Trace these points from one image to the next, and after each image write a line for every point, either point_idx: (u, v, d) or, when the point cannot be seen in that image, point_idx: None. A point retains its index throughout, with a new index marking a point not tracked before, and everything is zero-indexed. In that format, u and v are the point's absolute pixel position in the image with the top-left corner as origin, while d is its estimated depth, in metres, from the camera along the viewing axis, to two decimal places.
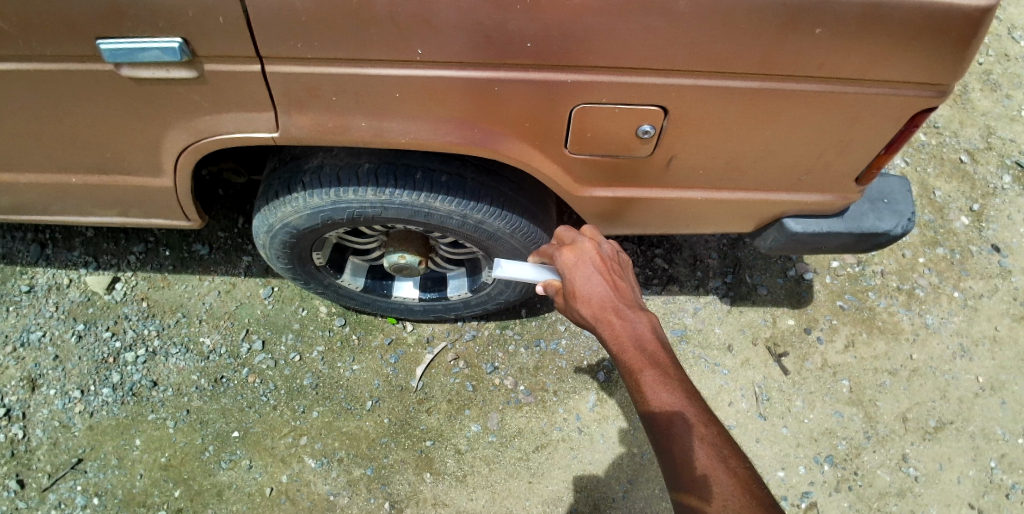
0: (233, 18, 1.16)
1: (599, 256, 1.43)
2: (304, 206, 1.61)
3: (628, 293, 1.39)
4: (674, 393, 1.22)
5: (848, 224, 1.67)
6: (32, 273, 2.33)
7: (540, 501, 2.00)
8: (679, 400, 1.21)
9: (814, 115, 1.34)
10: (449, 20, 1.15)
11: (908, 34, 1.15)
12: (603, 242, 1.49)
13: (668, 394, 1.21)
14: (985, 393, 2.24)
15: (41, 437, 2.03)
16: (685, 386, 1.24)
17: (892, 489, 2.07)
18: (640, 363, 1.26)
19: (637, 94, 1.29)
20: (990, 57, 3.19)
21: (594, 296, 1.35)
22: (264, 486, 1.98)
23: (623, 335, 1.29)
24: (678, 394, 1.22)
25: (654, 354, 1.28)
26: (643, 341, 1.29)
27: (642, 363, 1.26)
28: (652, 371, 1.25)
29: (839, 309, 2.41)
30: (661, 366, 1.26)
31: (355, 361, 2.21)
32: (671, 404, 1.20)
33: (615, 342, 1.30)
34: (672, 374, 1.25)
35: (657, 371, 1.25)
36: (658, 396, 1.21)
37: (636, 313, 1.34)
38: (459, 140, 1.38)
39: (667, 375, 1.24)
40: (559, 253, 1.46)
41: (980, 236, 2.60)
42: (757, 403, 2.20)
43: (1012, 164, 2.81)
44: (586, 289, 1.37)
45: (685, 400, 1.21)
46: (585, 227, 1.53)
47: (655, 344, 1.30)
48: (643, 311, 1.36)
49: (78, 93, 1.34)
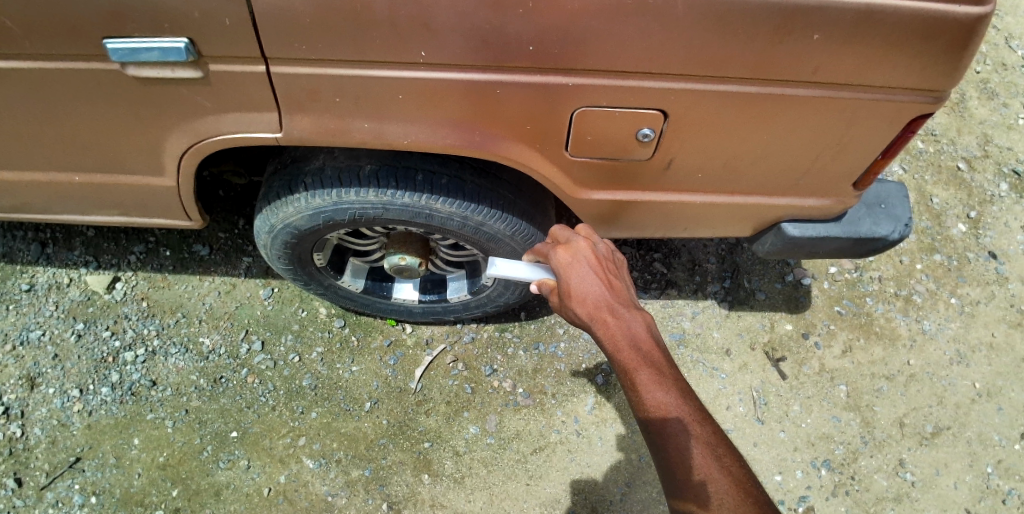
0: (236, 19, 1.17)
1: (594, 255, 1.44)
2: (305, 207, 1.63)
3: (623, 292, 1.39)
4: (669, 393, 1.22)
5: (845, 228, 1.68)
6: (32, 272, 2.34)
7: (538, 503, 2.00)
8: (674, 399, 1.21)
9: (810, 119, 1.35)
10: (449, 24, 1.16)
11: (903, 40, 1.17)
12: (598, 241, 1.49)
13: (662, 394, 1.22)
14: (982, 399, 2.25)
15: (39, 436, 2.03)
16: (679, 386, 1.24)
17: (888, 494, 2.07)
18: (635, 362, 1.27)
19: (636, 97, 1.30)
20: (987, 66, 3.22)
21: (589, 296, 1.36)
22: (262, 486, 1.98)
23: (618, 335, 1.30)
24: (673, 393, 1.22)
25: (649, 354, 1.28)
26: (638, 341, 1.30)
27: (637, 363, 1.27)
28: (647, 371, 1.25)
29: (837, 314, 2.42)
30: (655, 365, 1.26)
31: (354, 363, 2.22)
32: (666, 404, 1.21)
33: (610, 342, 1.30)
34: (666, 374, 1.26)
35: (652, 371, 1.25)
36: (653, 396, 1.22)
37: (631, 312, 1.34)
38: (459, 141, 1.39)
39: (662, 375, 1.25)
40: (555, 253, 1.47)
41: (977, 243, 2.61)
42: (755, 407, 2.20)
43: (1009, 172, 2.83)
44: (581, 289, 1.38)
45: (680, 399, 1.22)
46: (581, 225, 1.53)
47: (650, 343, 1.30)
48: (639, 310, 1.36)
49: (81, 93, 1.35)
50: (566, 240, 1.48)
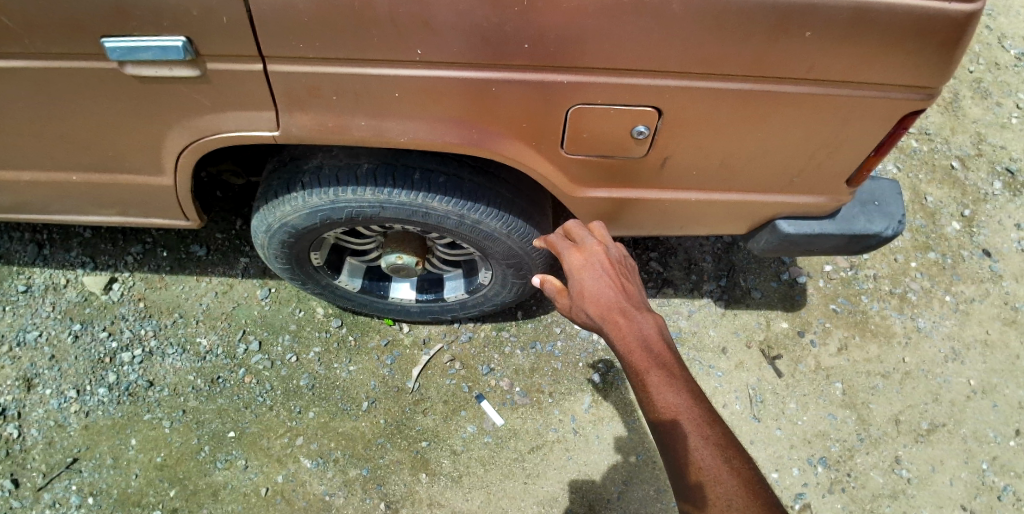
0: (235, 18, 1.18)
1: (607, 258, 1.45)
2: (302, 205, 1.63)
3: (635, 294, 1.40)
4: (679, 394, 1.23)
5: (839, 225, 1.70)
6: (29, 273, 2.34)
7: (535, 501, 2.01)
8: (684, 400, 1.22)
9: (804, 117, 1.37)
10: (446, 21, 1.17)
11: (896, 38, 1.18)
12: (610, 244, 1.50)
13: (672, 394, 1.23)
14: (977, 396, 2.26)
15: (36, 437, 2.02)
16: (690, 388, 1.25)
17: (884, 491, 2.08)
18: (646, 363, 1.27)
19: (632, 94, 1.31)
20: (981, 65, 3.24)
21: (601, 297, 1.37)
22: (259, 486, 1.98)
23: (630, 336, 1.30)
24: (684, 394, 1.23)
25: (660, 355, 1.28)
26: (650, 341, 1.30)
27: (648, 363, 1.27)
28: (657, 371, 1.25)
29: (832, 312, 2.43)
30: (667, 367, 1.26)
31: (352, 363, 2.22)
32: (676, 405, 1.22)
33: (621, 342, 1.31)
34: (677, 375, 1.26)
35: (663, 372, 1.26)
36: (663, 396, 1.23)
37: (643, 314, 1.35)
38: (457, 139, 1.39)
39: (673, 376, 1.25)
40: (568, 254, 1.48)
41: (971, 241, 2.63)
42: (751, 405, 2.21)
43: (1002, 171, 2.85)
44: (594, 290, 1.39)
45: (690, 401, 1.22)
46: (596, 226, 1.55)
47: (662, 344, 1.30)
48: (651, 312, 1.37)
49: (80, 91, 1.36)
50: (579, 243, 1.50)
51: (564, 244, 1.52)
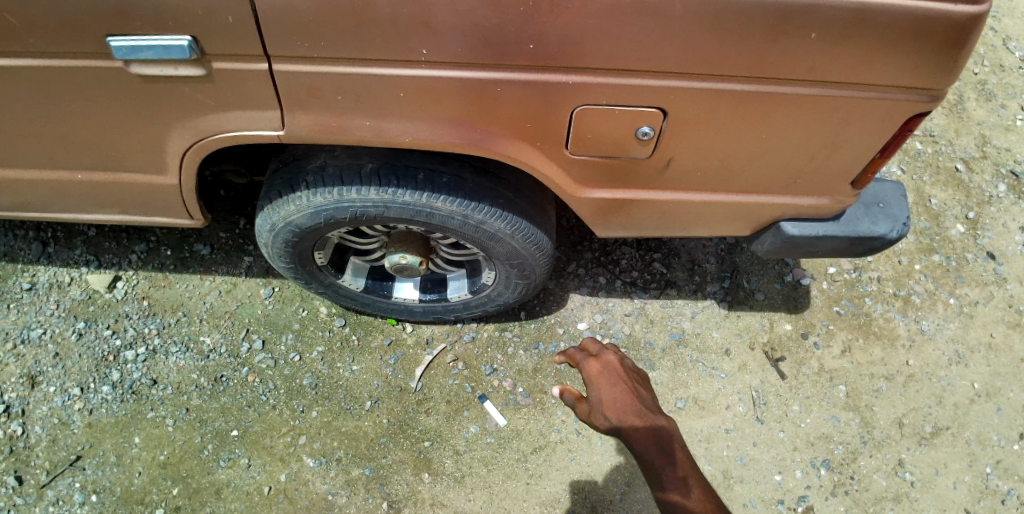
0: (239, 18, 1.18)
1: (622, 368, 1.57)
2: (306, 205, 1.63)
3: (649, 399, 1.50)
4: (693, 492, 1.31)
5: (843, 227, 1.69)
6: (33, 271, 2.35)
7: (538, 501, 2.01)
8: (698, 498, 1.30)
9: (808, 118, 1.36)
10: (449, 22, 1.17)
11: (898, 39, 1.18)
12: (625, 357, 1.63)
13: (688, 493, 1.31)
14: (981, 399, 2.26)
15: (40, 434, 2.03)
16: (704, 489, 1.33)
17: (887, 494, 2.08)
18: (662, 458, 1.36)
19: (635, 96, 1.31)
20: (986, 67, 3.23)
21: (619, 402, 1.47)
22: (263, 485, 1.98)
23: (646, 434, 1.40)
24: (697, 494, 1.31)
25: (675, 455, 1.38)
26: (665, 441, 1.39)
27: (664, 462, 1.36)
28: (673, 473, 1.35)
29: (836, 314, 2.43)
30: (680, 470, 1.36)
31: (355, 362, 2.23)
32: (690, 502, 1.30)
33: (637, 440, 1.39)
34: (692, 478, 1.35)
35: (676, 473, 1.35)
36: (679, 495, 1.31)
37: (659, 416, 1.45)
38: (460, 139, 1.40)
39: (688, 479, 1.34)
40: (586, 363, 1.60)
41: (976, 244, 2.62)
42: (755, 407, 2.21)
43: (1007, 173, 2.84)
44: (612, 398, 1.49)
45: (704, 501, 1.30)
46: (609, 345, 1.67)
47: (676, 446, 1.40)
48: (664, 415, 1.46)
49: (85, 91, 1.37)
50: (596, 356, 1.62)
51: (583, 356, 1.63)
